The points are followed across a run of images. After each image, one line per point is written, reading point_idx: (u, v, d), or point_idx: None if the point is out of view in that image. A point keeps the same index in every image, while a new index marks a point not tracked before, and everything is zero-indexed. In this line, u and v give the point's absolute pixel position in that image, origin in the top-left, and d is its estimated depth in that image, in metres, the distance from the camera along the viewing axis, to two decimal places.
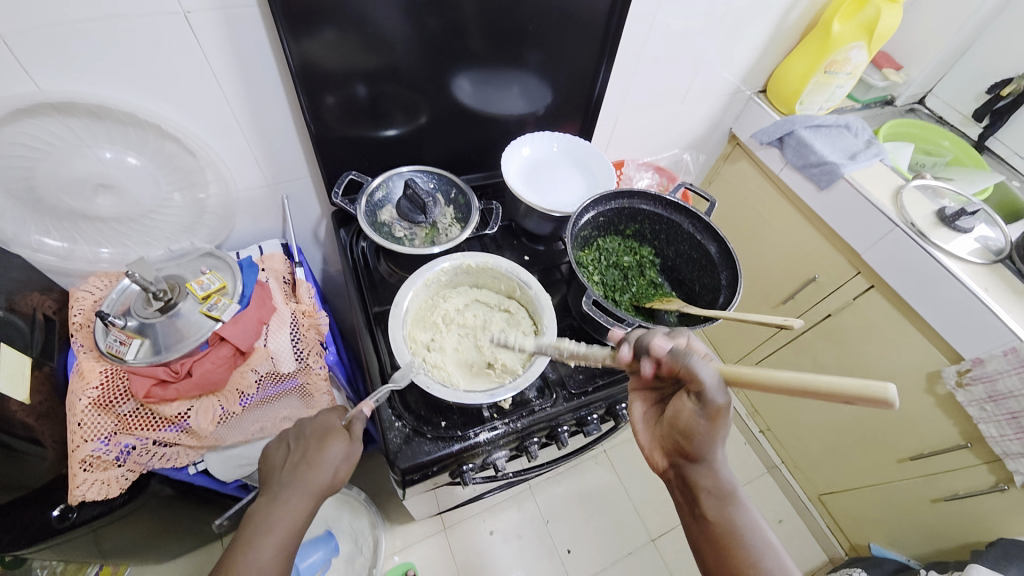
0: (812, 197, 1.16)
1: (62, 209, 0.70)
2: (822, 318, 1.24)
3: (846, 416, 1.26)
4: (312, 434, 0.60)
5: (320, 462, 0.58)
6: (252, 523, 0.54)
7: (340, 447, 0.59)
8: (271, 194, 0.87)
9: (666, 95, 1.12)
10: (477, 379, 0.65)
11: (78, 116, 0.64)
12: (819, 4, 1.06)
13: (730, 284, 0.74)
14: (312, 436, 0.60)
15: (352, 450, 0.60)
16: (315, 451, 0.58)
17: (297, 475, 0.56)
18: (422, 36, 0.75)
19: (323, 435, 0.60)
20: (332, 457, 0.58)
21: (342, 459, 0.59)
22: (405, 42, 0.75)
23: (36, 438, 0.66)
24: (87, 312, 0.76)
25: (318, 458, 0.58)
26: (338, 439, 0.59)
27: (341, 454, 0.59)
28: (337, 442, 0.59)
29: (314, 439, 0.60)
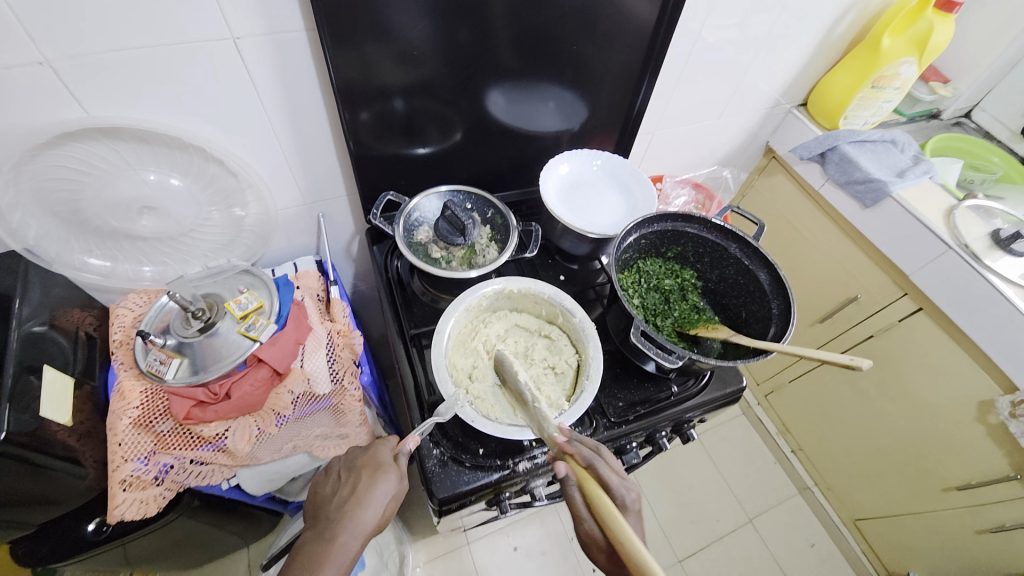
0: (856, 214, 1.12)
1: (106, 230, 0.70)
2: (863, 339, 1.20)
3: (886, 441, 1.21)
4: (363, 468, 0.62)
5: (369, 500, 0.59)
6: (302, 560, 0.55)
7: (389, 484, 0.60)
8: (307, 212, 0.87)
9: (704, 110, 1.09)
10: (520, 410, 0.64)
11: (125, 141, 0.64)
12: (868, 17, 1.02)
13: (782, 314, 0.71)
14: (362, 470, 0.62)
15: (399, 487, 0.61)
16: (365, 487, 0.60)
17: (346, 511, 0.58)
18: (443, 42, 0.72)
19: (373, 470, 0.61)
20: (381, 495, 0.59)
21: (390, 496, 0.60)
22: (424, 48, 0.72)
23: (75, 458, 0.65)
24: (127, 329, 0.77)
25: (368, 495, 0.59)
26: (388, 477, 0.60)
27: (388, 492, 0.60)
28: (387, 479, 0.60)
29: (364, 475, 0.61)
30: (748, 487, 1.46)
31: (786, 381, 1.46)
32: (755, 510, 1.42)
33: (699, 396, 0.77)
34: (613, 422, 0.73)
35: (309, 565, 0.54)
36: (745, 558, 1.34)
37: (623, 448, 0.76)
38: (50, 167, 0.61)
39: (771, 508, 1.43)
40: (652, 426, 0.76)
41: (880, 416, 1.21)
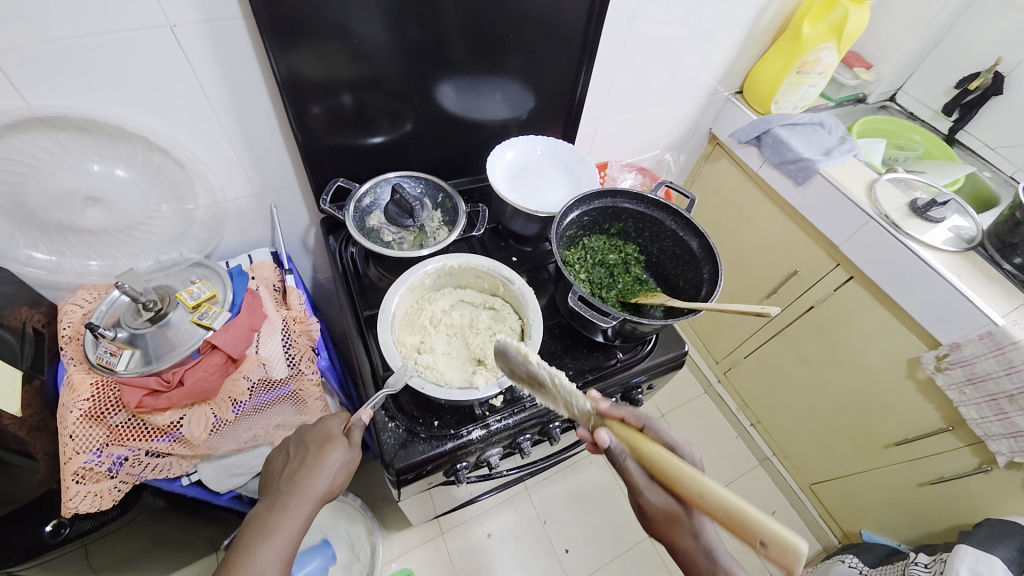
0: (790, 192, 1.19)
1: (51, 223, 0.70)
2: (805, 310, 1.27)
3: (832, 406, 1.29)
4: (312, 441, 0.62)
5: (319, 468, 0.59)
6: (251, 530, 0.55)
7: (339, 453, 0.60)
8: (259, 204, 0.88)
9: (646, 98, 1.15)
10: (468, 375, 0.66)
11: (66, 131, 0.65)
12: (789, 7, 1.10)
13: (713, 278, 0.76)
14: (311, 443, 0.61)
15: (351, 456, 0.61)
16: (314, 457, 0.60)
17: (296, 481, 0.58)
18: (406, 46, 0.77)
19: (322, 441, 0.61)
20: (332, 463, 0.59)
21: (341, 464, 0.60)
22: (389, 52, 0.76)
23: (28, 451, 0.66)
24: (76, 325, 0.76)
25: (318, 464, 0.59)
26: (337, 445, 0.61)
27: (339, 460, 0.60)
28: (336, 448, 0.60)
29: (314, 446, 0.61)
30: (712, 461, 1.52)
31: (742, 358, 1.53)
32: (719, 483, 1.48)
33: (642, 361, 0.82)
34: None
35: (259, 535, 0.54)
36: None
37: None
38: None
39: (734, 480, 1.49)
40: (602, 393, 0.79)
41: (824, 382, 1.28)
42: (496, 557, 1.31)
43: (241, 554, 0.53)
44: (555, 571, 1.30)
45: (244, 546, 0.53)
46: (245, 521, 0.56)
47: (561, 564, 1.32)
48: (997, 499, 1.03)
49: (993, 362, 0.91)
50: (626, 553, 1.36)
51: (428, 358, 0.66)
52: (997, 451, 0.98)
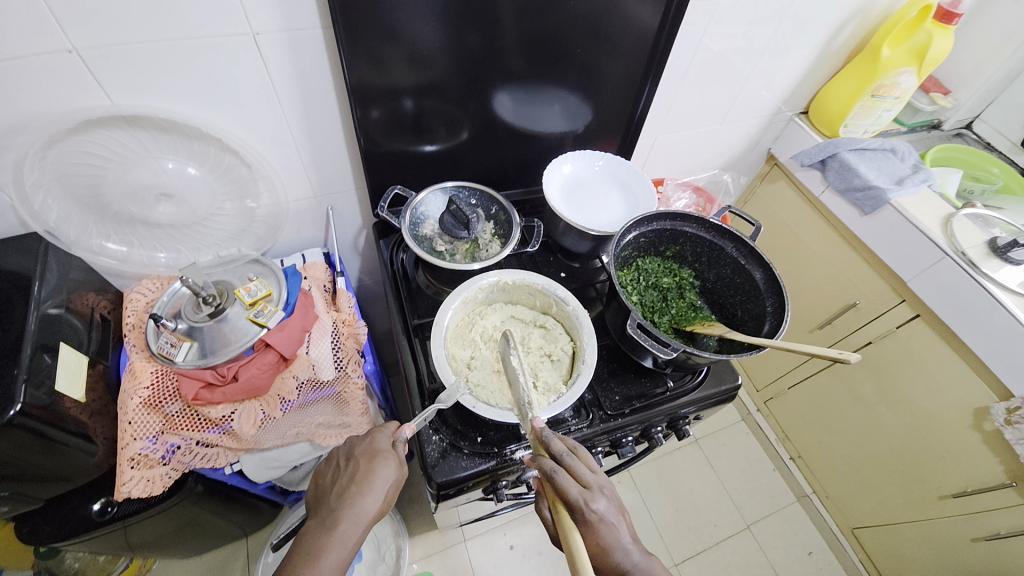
0: (855, 221, 1.14)
1: (124, 215, 0.73)
2: (862, 345, 1.20)
3: (885, 448, 1.22)
4: (361, 455, 0.60)
5: (369, 487, 0.57)
6: (302, 548, 0.53)
7: (389, 470, 0.59)
8: (316, 205, 0.90)
9: (707, 116, 1.11)
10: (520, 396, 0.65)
11: (146, 129, 0.67)
12: (869, 26, 1.04)
13: (776, 311, 0.72)
14: (361, 458, 0.60)
15: (400, 473, 0.60)
16: (364, 474, 0.58)
17: (345, 499, 0.56)
18: (455, 42, 0.74)
19: (371, 457, 0.59)
20: (382, 480, 0.58)
21: (391, 482, 0.58)
22: (436, 47, 0.74)
23: (86, 434, 0.67)
24: (140, 313, 0.79)
25: (368, 481, 0.57)
26: (388, 462, 0.59)
27: (390, 478, 0.58)
28: (387, 465, 0.59)
29: (363, 461, 0.59)
30: (745, 493, 1.46)
31: (786, 388, 1.47)
32: (752, 517, 1.42)
33: (694, 391, 0.79)
34: (609, 415, 0.75)
35: (311, 555, 0.52)
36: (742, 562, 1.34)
37: (619, 441, 0.77)
38: (75, 151, 0.64)
39: (769, 515, 1.43)
40: (647, 420, 0.77)
41: (878, 423, 1.22)
42: (517, 570, 1.29)
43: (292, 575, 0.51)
44: None
45: (295, 567, 0.51)
46: (294, 542, 0.54)
47: None
48: None
49: None
50: None
51: (480, 375, 0.66)
52: None
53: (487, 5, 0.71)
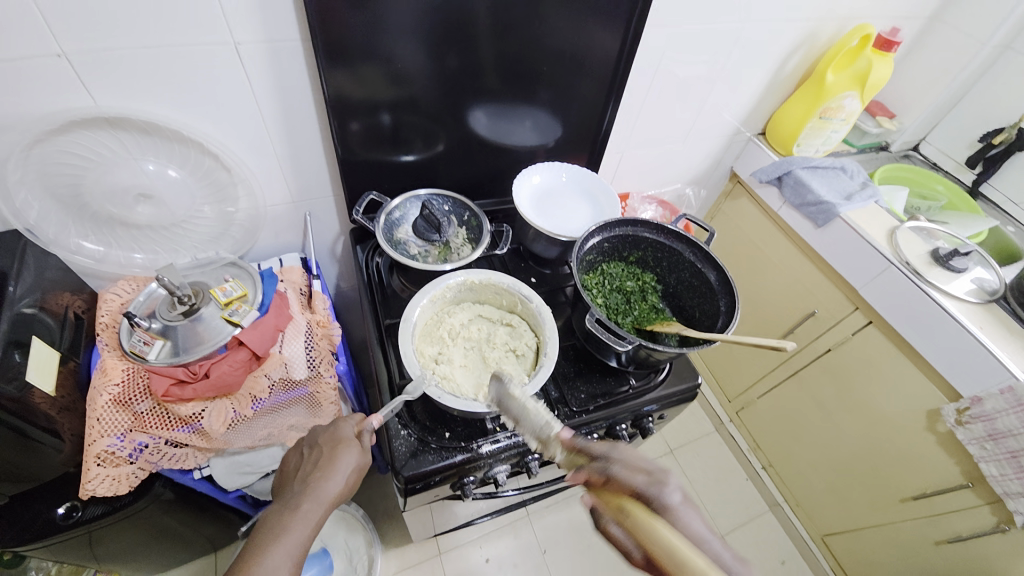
0: (810, 233, 1.21)
1: (102, 215, 0.75)
2: (822, 352, 1.26)
3: (847, 452, 1.25)
4: (326, 442, 0.62)
5: (332, 471, 0.58)
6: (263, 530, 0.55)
7: (352, 456, 0.60)
8: (295, 211, 0.93)
9: (671, 134, 1.19)
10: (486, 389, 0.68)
11: (129, 131, 0.70)
12: (814, 56, 1.13)
13: (729, 310, 0.77)
14: (325, 444, 0.61)
15: (363, 460, 0.61)
16: (327, 459, 0.59)
17: (308, 482, 0.57)
18: (442, 73, 0.82)
19: (334, 444, 0.61)
20: (345, 466, 0.59)
21: (353, 468, 0.60)
22: (426, 77, 0.81)
23: (54, 429, 0.68)
24: (114, 313, 0.80)
25: (331, 466, 0.59)
26: (351, 449, 0.60)
27: (353, 463, 0.60)
28: (349, 451, 0.60)
29: (327, 448, 0.61)
30: (719, 503, 1.48)
31: (755, 397, 1.51)
32: (725, 527, 1.44)
33: (654, 390, 0.82)
34: (574, 412, 0.78)
35: (271, 535, 0.54)
36: None
37: (585, 438, 0.80)
38: (59, 152, 0.67)
39: (742, 525, 1.45)
40: (612, 417, 0.80)
41: (839, 428, 1.26)
42: None
43: (252, 553, 0.53)
44: None
45: (255, 546, 0.53)
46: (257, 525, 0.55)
47: None
48: (1014, 564, 1.00)
49: (1015, 418, 0.89)
50: None
51: (451, 369, 0.69)
52: (1015, 510, 0.94)
53: (462, 29, 0.77)
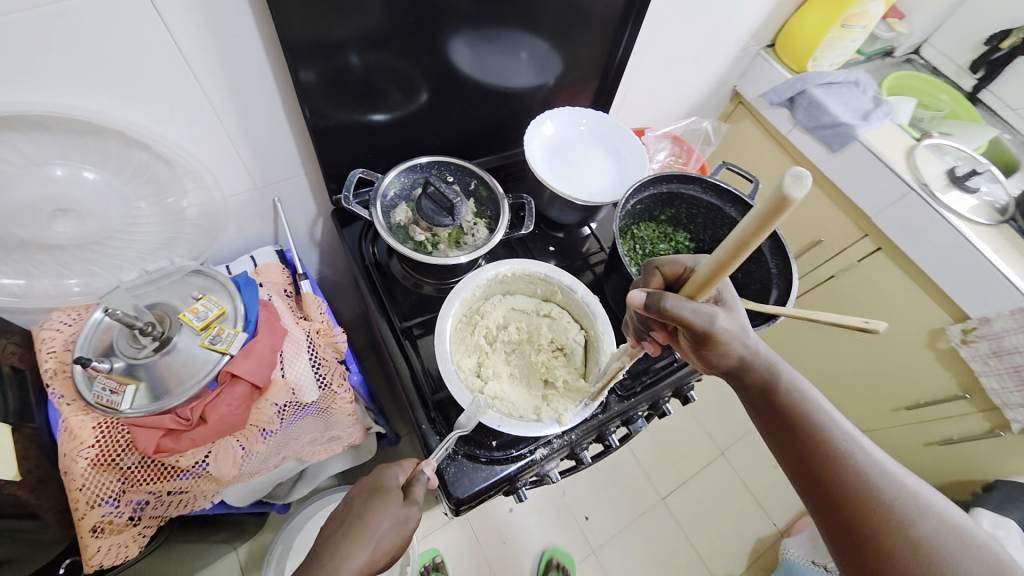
0: (822, 159, 1.14)
1: (10, 242, 0.56)
2: (824, 280, 1.28)
3: (847, 371, 1.32)
4: (361, 494, 0.53)
5: (361, 527, 0.49)
6: None
7: (387, 510, 0.50)
8: (260, 199, 0.75)
9: (681, 58, 1.03)
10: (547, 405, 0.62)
11: (20, 131, 0.50)
12: None
13: (782, 273, 0.72)
14: (360, 497, 0.52)
15: (404, 516, 0.51)
16: (357, 513, 0.50)
17: (331, 543, 0.48)
18: None
19: (368, 494, 0.52)
20: (377, 522, 0.49)
21: (390, 524, 0.50)
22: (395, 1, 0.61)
23: (31, 511, 0.56)
24: (60, 355, 0.65)
25: (360, 524, 0.49)
26: (388, 500, 0.51)
27: (390, 518, 0.50)
28: (386, 503, 0.51)
29: (360, 501, 0.52)
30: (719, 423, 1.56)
31: None
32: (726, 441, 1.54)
33: None
34: (623, 396, 0.72)
35: None
36: (723, 486, 1.46)
37: (631, 418, 0.76)
38: None
39: (740, 438, 1.55)
40: (655, 395, 0.75)
41: (840, 347, 1.30)
42: (520, 530, 1.29)
43: None
44: (578, 540, 1.30)
45: None
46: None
47: (583, 532, 1.32)
48: (1000, 460, 1.10)
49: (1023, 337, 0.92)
50: (642, 516, 1.37)
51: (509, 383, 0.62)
52: (1013, 418, 1.02)
53: None
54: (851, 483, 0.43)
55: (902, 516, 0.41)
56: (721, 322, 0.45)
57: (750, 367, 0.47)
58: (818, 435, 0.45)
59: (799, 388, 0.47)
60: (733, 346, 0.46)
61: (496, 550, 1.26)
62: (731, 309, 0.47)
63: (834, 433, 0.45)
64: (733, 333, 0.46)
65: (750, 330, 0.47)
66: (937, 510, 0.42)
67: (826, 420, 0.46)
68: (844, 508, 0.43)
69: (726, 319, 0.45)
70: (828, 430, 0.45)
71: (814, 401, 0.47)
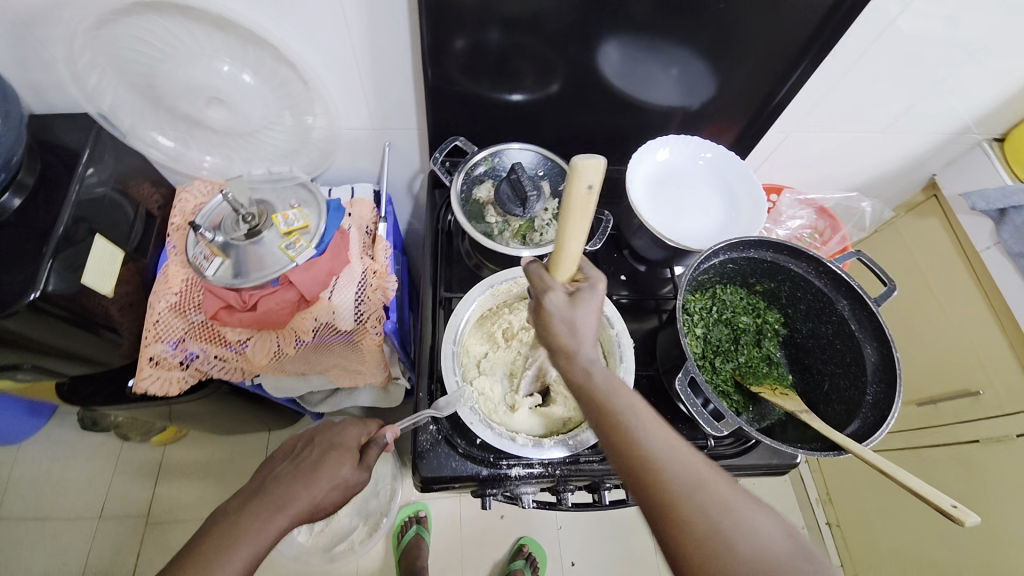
0: (1021, 297, 0.89)
1: (178, 112, 0.69)
2: (965, 442, 0.99)
3: (942, 557, 1.01)
4: (322, 442, 0.56)
5: (313, 480, 0.52)
6: (216, 526, 0.48)
7: (339, 469, 0.53)
8: (375, 139, 0.82)
9: (864, 119, 0.86)
10: (537, 427, 0.62)
11: (201, 24, 0.60)
12: None
13: (876, 405, 0.57)
14: (322, 444, 0.56)
15: (352, 478, 0.54)
16: (312, 464, 0.53)
17: (281, 484, 0.51)
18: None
19: (327, 447, 0.55)
20: (328, 476, 0.52)
21: (337, 483, 0.53)
22: None
23: (114, 326, 0.69)
24: (185, 215, 0.79)
25: (313, 472, 0.52)
26: (343, 459, 0.54)
27: (340, 477, 0.53)
28: (342, 462, 0.54)
29: (320, 450, 0.55)
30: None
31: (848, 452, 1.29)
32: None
33: (737, 458, 0.65)
34: None
35: (222, 539, 0.46)
36: None
37: None
38: (127, 36, 0.59)
39: None
40: None
41: (945, 522, 1.01)
42: (503, 540, 1.25)
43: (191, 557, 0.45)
44: None
45: (202, 543, 0.46)
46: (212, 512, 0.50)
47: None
48: None
49: None
50: None
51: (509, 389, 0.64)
52: None
53: None
54: (655, 489, 0.37)
55: (708, 534, 0.34)
56: (553, 298, 0.45)
57: (573, 358, 0.43)
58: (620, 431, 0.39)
59: (610, 381, 0.42)
60: (565, 330, 0.44)
61: (473, 546, 1.23)
62: (587, 295, 0.46)
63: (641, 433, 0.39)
64: (562, 315, 0.44)
65: (589, 327, 0.44)
66: (757, 525, 0.34)
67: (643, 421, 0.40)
68: (647, 510, 0.37)
69: (557, 295, 0.45)
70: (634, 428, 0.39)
71: (628, 396, 0.41)
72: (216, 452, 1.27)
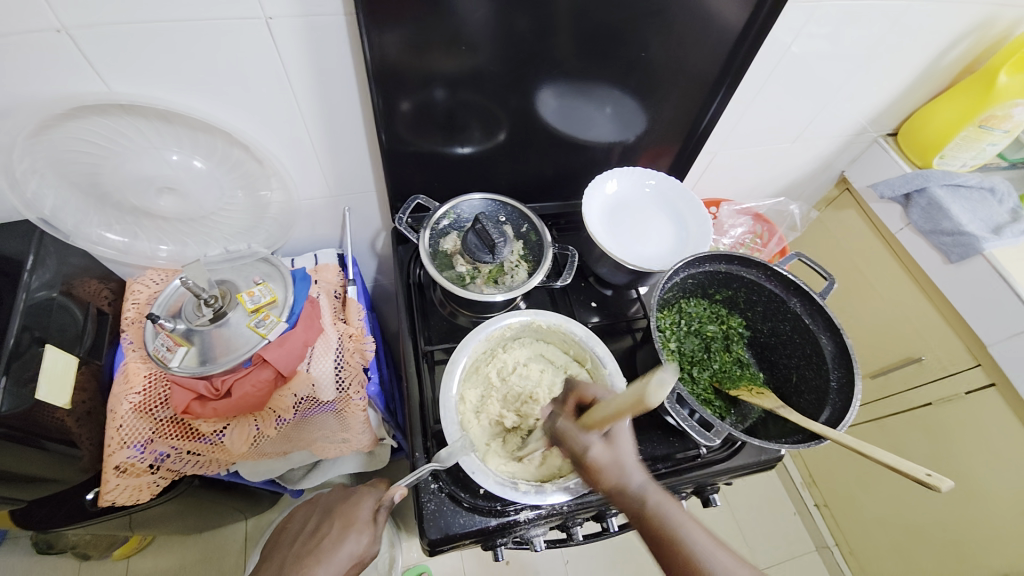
0: (937, 268, 1.00)
1: (126, 206, 0.68)
2: (917, 405, 1.09)
3: (922, 517, 1.09)
4: (337, 516, 0.54)
5: (329, 560, 0.50)
6: None
7: (355, 545, 0.51)
8: (333, 205, 0.84)
9: (779, 133, 0.97)
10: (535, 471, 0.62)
11: (147, 118, 0.61)
12: (979, 50, 0.89)
13: (842, 388, 0.62)
14: (335, 519, 0.54)
15: (366, 548, 0.52)
16: (330, 542, 0.51)
17: (299, 566, 0.50)
18: (501, 32, 0.64)
19: (344, 524, 0.53)
20: (343, 551, 0.51)
21: (353, 559, 0.51)
22: (486, 45, 0.65)
23: (73, 441, 0.64)
24: (139, 307, 0.76)
25: (328, 551, 0.51)
26: (357, 532, 0.52)
27: (354, 551, 0.51)
28: (354, 534, 0.52)
29: (333, 526, 0.53)
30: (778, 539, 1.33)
31: None
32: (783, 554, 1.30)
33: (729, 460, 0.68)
34: None
35: None
36: None
37: None
38: (67, 140, 0.59)
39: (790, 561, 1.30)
40: (673, 487, 0.67)
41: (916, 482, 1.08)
42: None
43: None
44: None
45: None
46: None
47: None
48: None
49: None
50: None
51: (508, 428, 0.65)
52: None
53: None
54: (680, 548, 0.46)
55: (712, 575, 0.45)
56: (594, 453, 0.51)
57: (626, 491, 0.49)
58: (653, 520, 0.47)
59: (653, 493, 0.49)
60: (616, 479, 0.50)
61: None
62: (613, 441, 0.51)
63: (669, 521, 0.47)
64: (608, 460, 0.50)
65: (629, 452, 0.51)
66: None
67: (675, 516, 0.47)
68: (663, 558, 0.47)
69: (598, 451, 0.50)
70: (665, 522, 0.47)
71: (672, 506, 0.48)
72: (190, 551, 1.17)
